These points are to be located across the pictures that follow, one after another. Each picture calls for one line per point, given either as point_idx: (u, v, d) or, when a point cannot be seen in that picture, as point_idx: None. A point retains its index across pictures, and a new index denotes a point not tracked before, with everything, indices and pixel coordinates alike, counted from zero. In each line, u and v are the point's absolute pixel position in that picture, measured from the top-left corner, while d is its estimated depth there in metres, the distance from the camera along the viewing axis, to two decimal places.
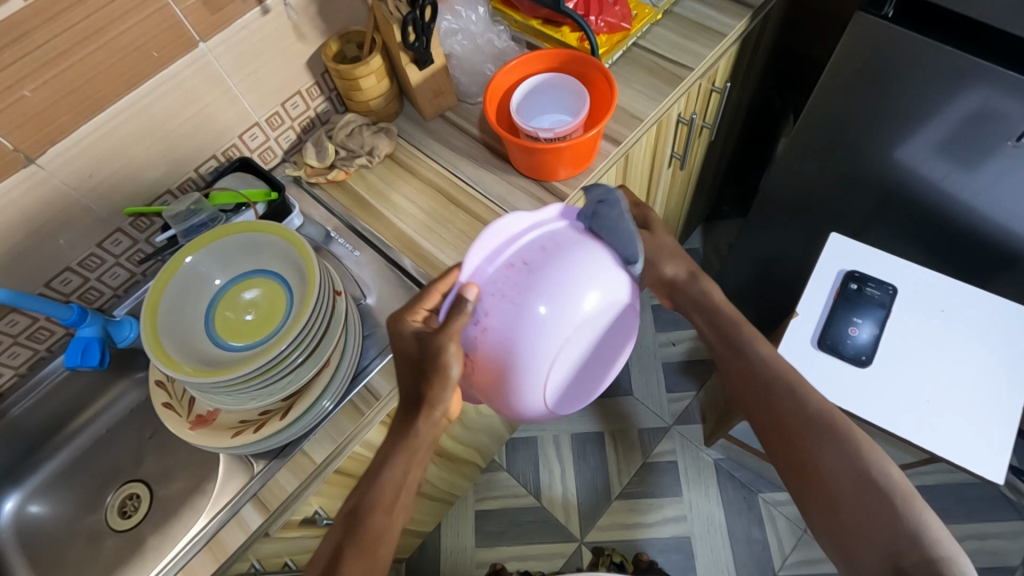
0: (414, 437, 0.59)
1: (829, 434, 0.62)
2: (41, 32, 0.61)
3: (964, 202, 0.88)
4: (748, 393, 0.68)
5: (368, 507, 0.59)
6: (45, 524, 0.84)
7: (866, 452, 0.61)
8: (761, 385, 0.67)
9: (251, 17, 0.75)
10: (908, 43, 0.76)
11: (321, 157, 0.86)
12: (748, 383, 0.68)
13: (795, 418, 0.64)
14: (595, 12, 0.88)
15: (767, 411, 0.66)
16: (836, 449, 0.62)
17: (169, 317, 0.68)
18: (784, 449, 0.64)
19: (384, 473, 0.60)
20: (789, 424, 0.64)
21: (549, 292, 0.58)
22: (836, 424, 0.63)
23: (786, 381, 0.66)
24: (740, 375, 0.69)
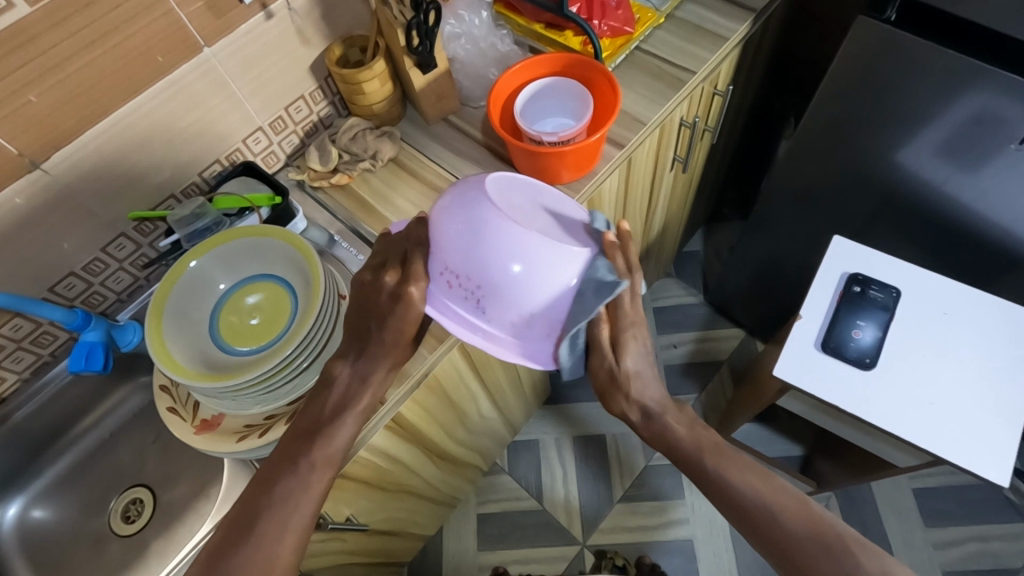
0: (333, 426, 0.63)
1: (826, 550, 0.58)
2: (46, 37, 0.61)
3: (967, 204, 0.88)
4: (729, 514, 0.63)
5: (314, 447, 0.62)
6: (49, 528, 0.84)
7: (868, 562, 0.57)
8: (737, 507, 0.62)
9: (255, 22, 0.76)
10: (911, 46, 0.76)
11: (325, 160, 0.86)
12: (723, 500, 0.63)
13: (785, 536, 0.60)
14: (598, 16, 0.88)
15: (751, 527, 0.61)
16: (837, 560, 0.58)
17: (173, 322, 0.69)
18: (780, 566, 0.60)
19: (337, 422, 0.63)
20: (780, 543, 0.60)
21: (494, 223, 0.57)
22: (830, 537, 0.59)
23: (761, 497, 0.61)
24: (710, 494, 0.64)
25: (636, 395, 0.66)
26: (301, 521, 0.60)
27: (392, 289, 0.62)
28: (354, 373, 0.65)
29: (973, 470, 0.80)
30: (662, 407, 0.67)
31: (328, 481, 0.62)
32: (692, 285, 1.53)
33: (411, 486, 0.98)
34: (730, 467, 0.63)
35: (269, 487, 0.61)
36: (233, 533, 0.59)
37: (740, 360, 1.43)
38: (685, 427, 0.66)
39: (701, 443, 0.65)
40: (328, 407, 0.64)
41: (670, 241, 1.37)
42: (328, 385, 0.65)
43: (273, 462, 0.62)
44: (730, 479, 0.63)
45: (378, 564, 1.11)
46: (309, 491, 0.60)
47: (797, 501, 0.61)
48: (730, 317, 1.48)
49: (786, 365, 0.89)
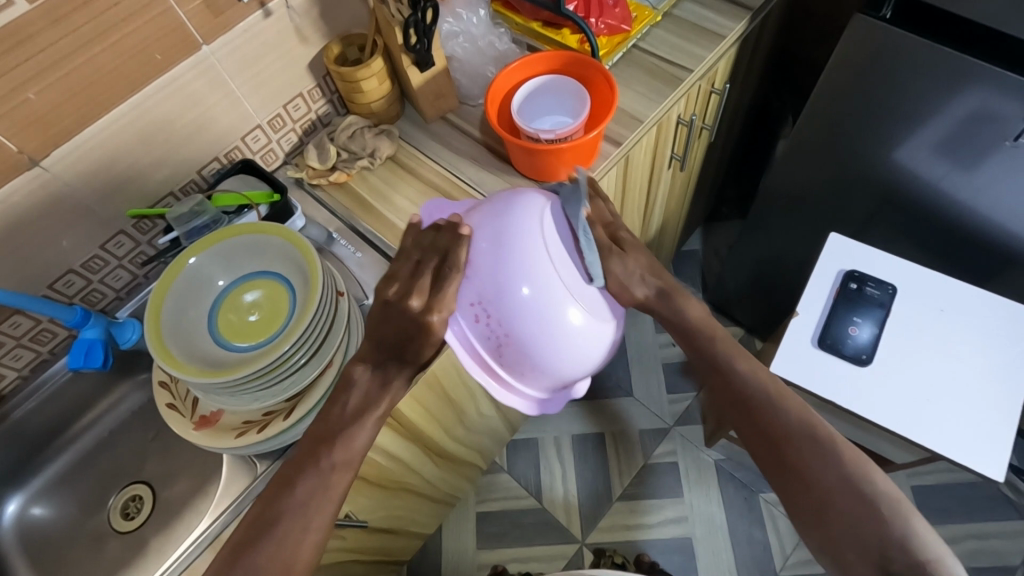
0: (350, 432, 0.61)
1: (813, 440, 0.61)
2: (45, 35, 0.62)
3: (963, 202, 0.88)
4: (725, 397, 0.67)
5: (334, 449, 0.60)
6: (49, 525, 0.84)
7: (847, 452, 0.60)
8: (737, 393, 0.66)
9: (254, 20, 0.76)
10: (907, 43, 0.77)
11: (324, 159, 0.87)
12: (724, 382, 0.67)
13: (774, 421, 0.63)
14: (596, 14, 0.89)
15: (746, 410, 0.65)
16: (823, 450, 0.60)
17: (173, 319, 0.69)
18: (765, 447, 0.63)
19: (357, 424, 0.61)
20: (769, 425, 0.63)
21: (516, 242, 0.62)
22: (822, 432, 0.61)
23: (765, 388, 0.65)
24: (711, 372, 0.68)
25: (630, 278, 0.69)
26: (323, 521, 0.58)
27: (419, 315, 0.60)
28: (373, 380, 0.63)
29: (970, 466, 0.80)
30: (670, 285, 0.72)
31: (347, 484, 0.60)
32: (691, 283, 1.54)
33: (410, 484, 0.98)
34: (736, 357, 0.68)
35: (289, 488, 0.59)
36: (246, 539, 0.57)
37: None
38: (699, 312, 0.71)
39: (710, 333, 0.70)
40: (347, 409, 0.62)
41: (669, 239, 1.38)
42: (346, 388, 0.63)
43: (288, 467, 0.60)
44: (736, 363, 0.67)
45: (377, 562, 1.11)
46: (330, 492, 0.59)
47: (797, 400, 0.64)
48: (728, 315, 1.48)
49: (784, 363, 0.89)
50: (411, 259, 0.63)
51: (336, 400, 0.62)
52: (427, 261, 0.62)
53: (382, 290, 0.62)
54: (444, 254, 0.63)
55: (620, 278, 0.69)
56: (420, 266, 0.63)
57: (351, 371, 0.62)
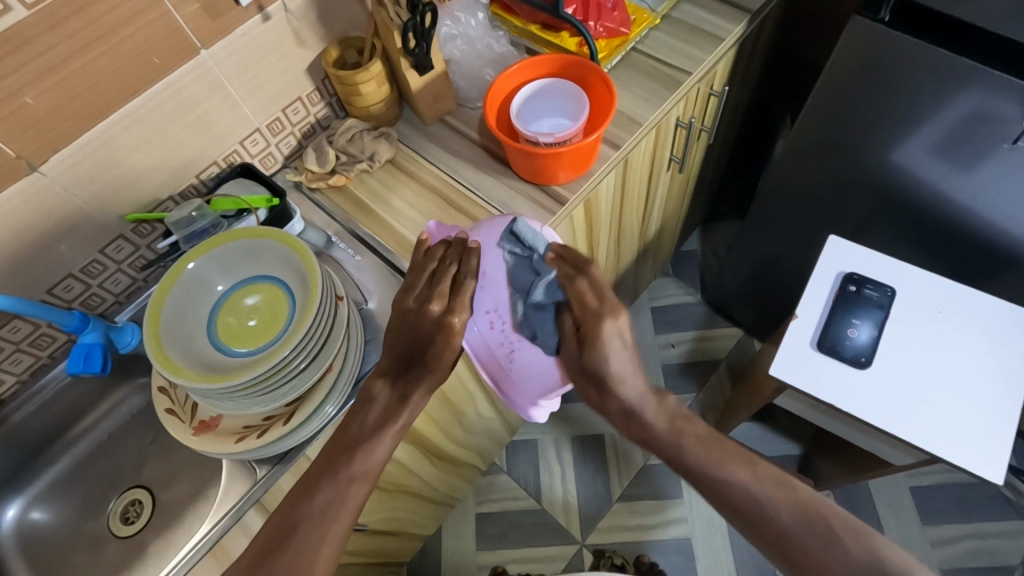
0: (370, 450, 0.64)
1: (812, 533, 0.60)
2: (43, 39, 0.61)
3: (962, 203, 0.88)
4: (721, 511, 0.65)
5: (354, 461, 0.63)
6: (48, 530, 0.84)
7: (853, 545, 0.59)
8: (730, 504, 0.64)
9: (252, 23, 0.76)
10: (905, 46, 0.77)
11: (322, 162, 0.87)
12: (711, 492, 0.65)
13: (776, 526, 0.61)
14: (594, 17, 0.89)
15: (746, 520, 0.63)
16: (829, 544, 0.59)
17: (172, 323, 0.69)
18: (773, 553, 0.61)
19: (377, 437, 0.64)
20: (773, 534, 0.61)
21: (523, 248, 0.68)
22: (815, 520, 0.61)
23: (753, 493, 0.63)
24: (705, 490, 0.66)
25: (622, 368, 0.67)
26: (339, 529, 0.61)
27: (439, 318, 0.64)
28: (394, 395, 0.66)
29: (969, 467, 0.80)
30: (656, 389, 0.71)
31: (363, 494, 0.63)
32: (691, 284, 1.54)
33: (409, 487, 0.98)
34: (718, 458, 0.66)
35: (308, 496, 0.62)
36: (268, 546, 0.60)
37: (737, 359, 1.44)
38: (665, 421, 0.69)
39: (680, 432, 0.68)
40: (368, 421, 0.65)
41: (668, 240, 1.38)
42: (367, 402, 0.66)
43: (308, 476, 0.64)
44: (721, 472, 0.65)
45: (378, 564, 1.11)
46: (347, 503, 0.62)
47: (782, 486, 0.63)
48: (728, 316, 1.48)
49: (783, 365, 0.90)
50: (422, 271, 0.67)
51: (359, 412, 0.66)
52: (443, 267, 0.65)
53: (400, 299, 0.66)
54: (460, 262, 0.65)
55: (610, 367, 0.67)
56: (437, 274, 0.65)
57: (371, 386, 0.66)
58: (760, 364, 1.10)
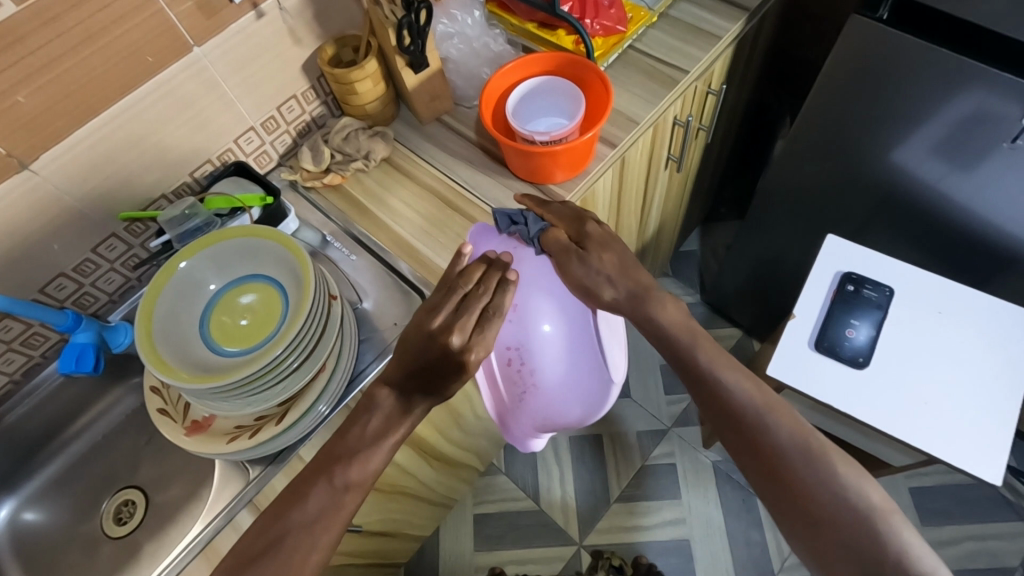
0: (369, 458, 0.60)
1: (805, 459, 0.59)
2: (34, 37, 0.61)
3: (961, 203, 0.88)
4: (711, 417, 0.65)
5: (350, 468, 0.60)
6: (41, 531, 0.83)
7: (840, 471, 0.58)
8: (725, 413, 0.63)
9: (247, 21, 0.75)
10: (905, 45, 0.76)
11: (318, 161, 0.86)
12: (707, 398, 0.65)
13: (763, 442, 0.60)
14: (591, 15, 0.88)
15: (739, 432, 0.62)
16: (815, 469, 0.58)
17: (165, 323, 0.68)
18: (749, 463, 0.62)
19: (373, 447, 0.61)
20: (760, 446, 0.61)
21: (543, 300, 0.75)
22: (811, 445, 0.59)
23: (753, 404, 0.62)
24: (700, 395, 0.65)
25: (614, 275, 0.69)
26: (328, 538, 0.58)
27: (455, 353, 0.61)
28: (396, 405, 0.63)
29: (967, 469, 0.80)
30: (642, 287, 0.68)
31: (356, 504, 0.60)
32: (689, 284, 1.53)
33: (405, 488, 0.97)
34: (718, 364, 0.65)
35: (296, 504, 0.59)
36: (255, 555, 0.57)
37: (736, 359, 1.43)
38: (679, 317, 0.68)
39: (694, 335, 0.67)
40: (367, 431, 0.62)
41: (666, 240, 1.37)
42: (368, 410, 0.63)
43: (298, 485, 0.60)
44: (721, 377, 0.64)
45: (375, 565, 1.11)
46: (341, 512, 0.59)
47: (779, 403, 0.62)
48: (726, 316, 1.48)
49: (781, 365, 0.89)
50: (443, 292, 0.66)
51: (359, 420, 0.62)
52: (474, 295, 0.64)
53: (425, 321, 0.63)
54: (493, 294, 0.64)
55: (582, 279, 0.70)
56: (468, 300, 0.64)
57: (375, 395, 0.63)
58: (759, 364, 1.09)
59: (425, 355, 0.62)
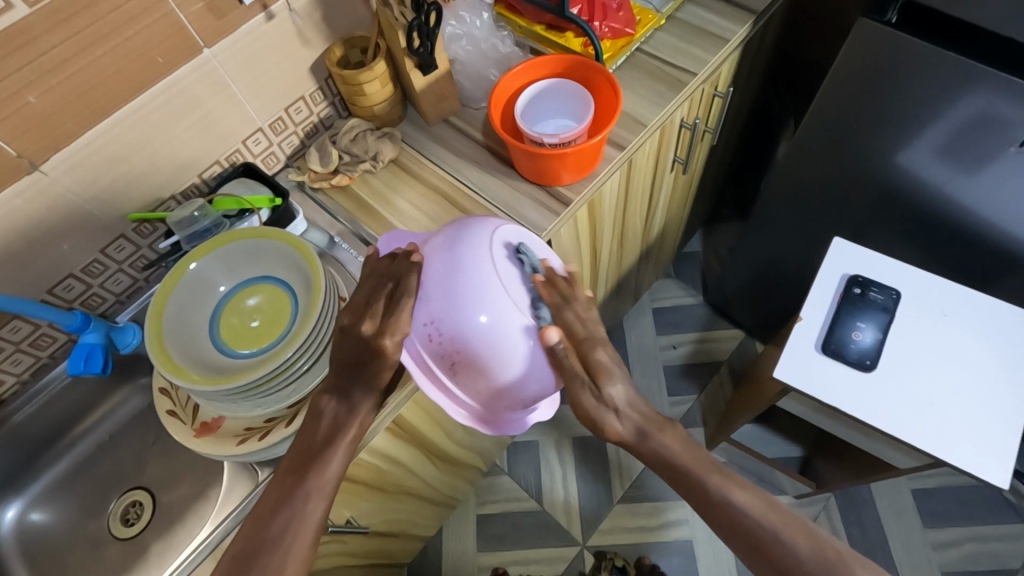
0: (326, 471, 0.62)
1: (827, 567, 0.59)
2: (46, 38, 0.61)
3: (967, 206, 0.88)
4: (730, 537, 0.63)
5: (308, 477, 0.61)
6: (48, 531, 0.83)
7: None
8: (739, 530, 0.62)
9: (256, 22, 0.75)
10: (911, 48, 0.76)
11: (325, 162, 0.86)
12: (709, 509, 0.64)
13: (788, 561, 0.60)
14: (600, 17, 0.88)
15: (750, 545, 0.62)
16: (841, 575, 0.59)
17: (174, 324, 0.68)
18: None
19: (330, 450, 0.63)
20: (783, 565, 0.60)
21: (469, 258, 0.62)
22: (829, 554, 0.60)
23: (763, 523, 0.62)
24: (705, 511, 0.64)
25: (622, 405, 0.64)
26: (303, 546, 0.60)
27: (370, 339, 0.61)
28: (342, 406, 0.64)
29: (974, 472, 0.80)
30: (651, 421, 0.66)
31: (325, 509, 0.62)
32: (692, 286, 1.53)
33: (410, 488, 0.97)
34: (729, 480, 0.64)
35: (266, 521, 0.61)
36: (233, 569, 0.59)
37: (739, 361, 1.43)
38: (679, 445, 0.66)
39: (697, 465, 0.65)
40: (319, 435, 0.63)
41: (670, 242, 1.37)
42: (316, 418, 0.64)
43: (267, 501, 0.62)
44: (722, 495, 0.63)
45: (380, 565, 1.11)
46: (308, 521, 0.60)
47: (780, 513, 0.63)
48: (729, 318, 1.48)
49: (787, 367, 0.89)
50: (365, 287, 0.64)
51: (308, 428, 0.63)
52: (381, 286, 0.63)
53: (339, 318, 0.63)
54: (398, 279, 0.63)
55: (592, 410, 0.63)
56: (377, 291, 0.63)
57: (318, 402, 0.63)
58: (763, 366, 1.09)
59: (346, 347, 0.62)
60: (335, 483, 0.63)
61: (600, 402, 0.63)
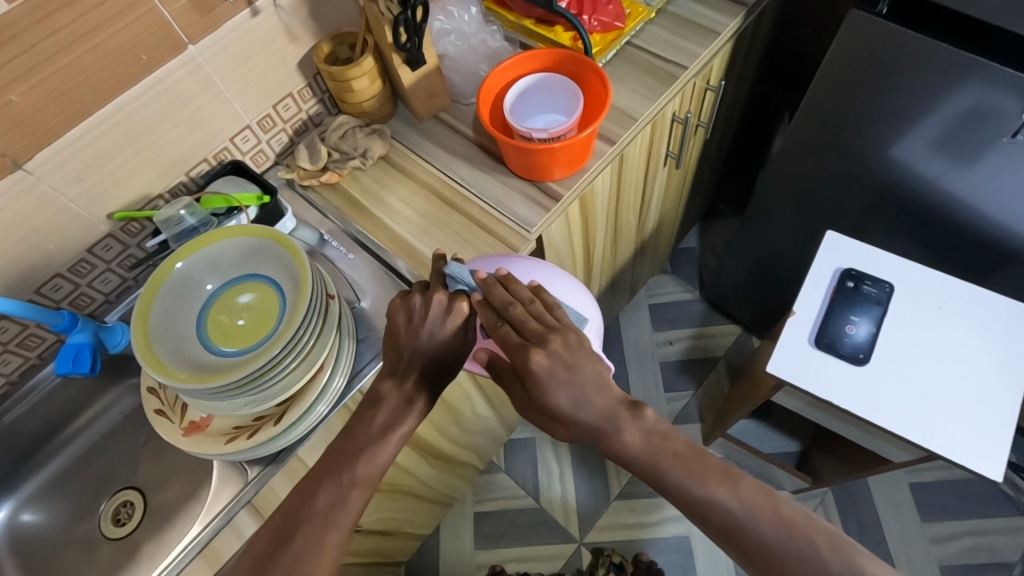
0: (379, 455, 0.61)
1: (798, 554, 0.52)
2: (28, 35, 0.60)
3: (963, 198, 0.87)
4: (699, 521, 0.56)
5: (357, 465, 0.60)
6: (40, 532, 0.83)
7: (836, 566, 0.51)
8: (703, 514, 0.55)
9: (242, 18, 0.75)
10: (905, 40, 0.76)
11: (314, 159, 0.85)
12: (665, 486, 0.56)
13: (756, 542, 0.53)
14: (589, 11, 0.88)
15: None
16: (807, 561, 0.52)
17: (161, 323, 0.68)
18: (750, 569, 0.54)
19: (382, 441, 0.61)
20: (748, 549, 0.53)
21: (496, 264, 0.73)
22: (803, 535, 0.52)
23: (722, 502, 0.54)
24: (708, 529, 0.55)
25: (567, 412, 0.57)
26: (339, 536, 0.58)
27: (446, 304, 0.63)
28: (402, 395, 0.63)
29: (969, 466, 0.79)
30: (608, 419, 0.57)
31: (366, 500, 0.60)
32: (688, 281, 1.53)
33: (405, 486, 0.97)
34: (695, 474, 0.55)
35: (308, 499, 0.59)
36: (271, 544, 0.57)
37: (736, 357, 1.43)
38: (640, 439, 0.57)
39: (655, 448, 0.56)
40: (374, 425, 0.62)
41: (665, 237, 1.37)
42: (374, 405, 0.63)
43: (307, 480, 0.61)
44: (696, 488, 0.55)
45: (375, 564, 1.11)
46: (346, 512, 0.59)
47: (766, 498, 0.54)
48: (725, 313, 1.48)
49: (780, 361, 0.89)
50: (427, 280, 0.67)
51: (366, 414, 0.62)
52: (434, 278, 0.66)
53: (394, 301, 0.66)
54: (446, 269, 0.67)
55: (539, 410, 0.60)
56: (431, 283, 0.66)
57: (379, 389, 0.63)
58: (759, 361, 1.09)
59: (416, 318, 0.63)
60: (382, 472, 0.61)
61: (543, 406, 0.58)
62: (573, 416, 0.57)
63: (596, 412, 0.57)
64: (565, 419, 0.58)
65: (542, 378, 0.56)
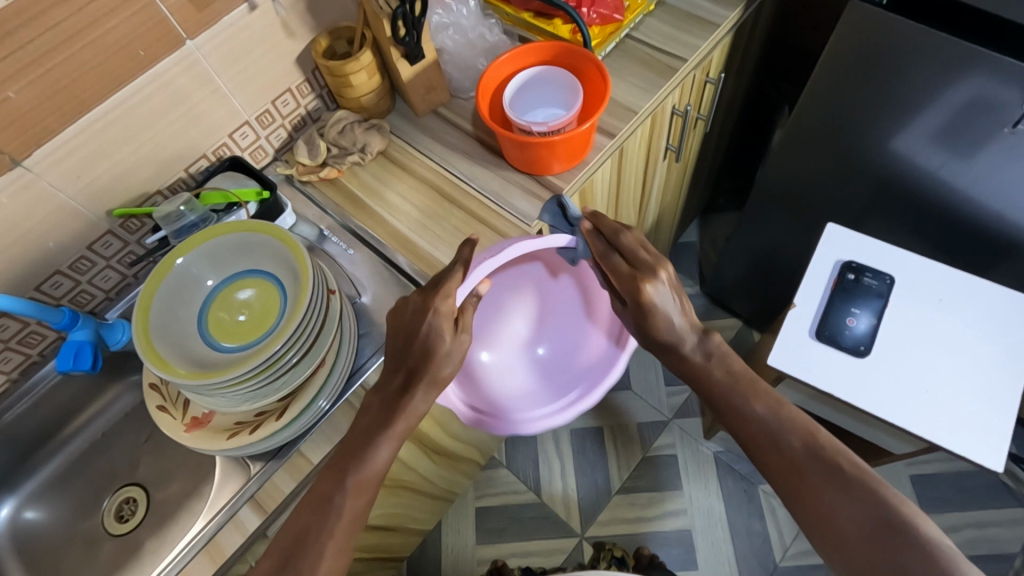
0: (369, 461, 0.62)
1: (829, 472, 0.58)
2: (23, 32, 0.60)
3: (962, 189, 0.87)
4: (748, 446, 0.63)
5: (353, 472, 0.62)
6: (42, 530, 0.83)
7: (861, 484, 0.56)
8: (750, 436, 0.63)
9: (239, 14, 0.74)
10: (906, 29, 0.75)
11: (313, 154, 0.86)
12: (732, 417, 0.64)
13: (792, 461, 0.60)
14: (588, 3, 0.86)
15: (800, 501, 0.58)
16: (832, 480, 0.57)
17: (161, 319, 0.68)
18: (790, 491, 0.59)
19: (376, 444, 0.63)
20: (786, 468, 0.60)
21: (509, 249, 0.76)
22: (833, 459, 0.58)
23: (771, 427, 0.62)
24: (753, 449, 0.63)
25: (672, 321, 0.67)
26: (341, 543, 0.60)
27: (416, 312, 0.65)
28: (389, 401, 0.65)
29: (969, 457, 0.79)
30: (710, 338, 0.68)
31: (363, 507, 0.62)
32: (688, 276, 1.53)
33: (407, 482, 0.97)
34: (744, 395, 0.64)
35: (311, 514, 0.61)
36: (279, 559, 0.59)
37: (736, 351, 1.43)
38: (701, 357, 0.68)
39: (715, 374, 0.67)
40: (365, 431, 0.64)
41: (666, 230, 1.37)
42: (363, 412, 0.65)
43: (312, 495, 0.62)
44: (745, 409, 0.64)
45: (377, 559, 1.11)
46: (345, 517, 0.60)
47: (807, 427, 0.61)
48: (726, 307, 1.48)
49: (781, 354, 0.89)
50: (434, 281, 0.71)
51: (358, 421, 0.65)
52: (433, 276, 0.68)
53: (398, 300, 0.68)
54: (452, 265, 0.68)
55: (664, 336, 0.67)
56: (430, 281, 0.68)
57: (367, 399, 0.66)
58: (759, 355, 1.09)
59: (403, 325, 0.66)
60: (379, 475, 0.63)
61: (666, 326, 0.67)
62: (655, 334, 0.68)
63: (687, 328, 0.68)
64: (668, 335, 0.67)
65: (654, 298, 0.65)
